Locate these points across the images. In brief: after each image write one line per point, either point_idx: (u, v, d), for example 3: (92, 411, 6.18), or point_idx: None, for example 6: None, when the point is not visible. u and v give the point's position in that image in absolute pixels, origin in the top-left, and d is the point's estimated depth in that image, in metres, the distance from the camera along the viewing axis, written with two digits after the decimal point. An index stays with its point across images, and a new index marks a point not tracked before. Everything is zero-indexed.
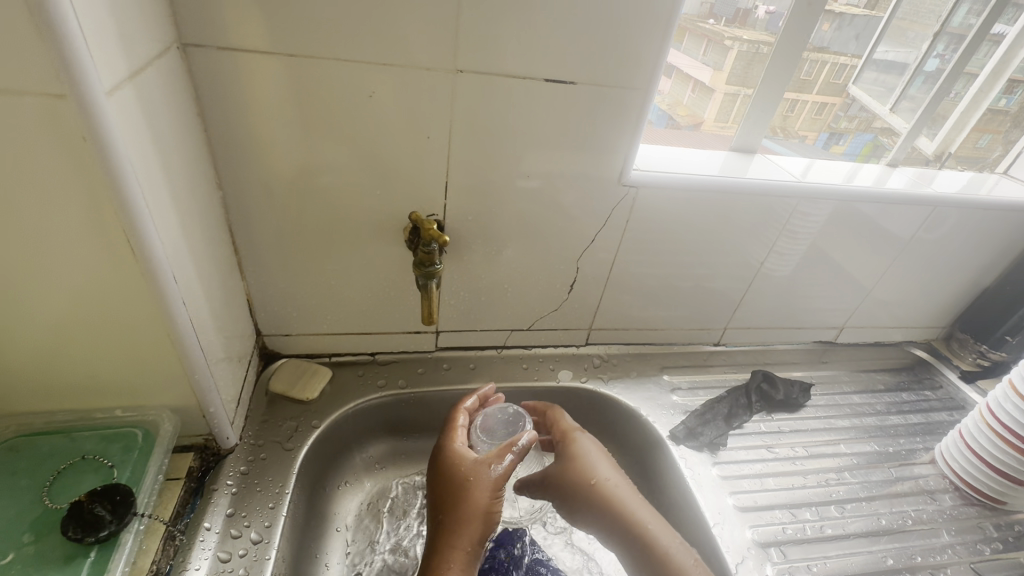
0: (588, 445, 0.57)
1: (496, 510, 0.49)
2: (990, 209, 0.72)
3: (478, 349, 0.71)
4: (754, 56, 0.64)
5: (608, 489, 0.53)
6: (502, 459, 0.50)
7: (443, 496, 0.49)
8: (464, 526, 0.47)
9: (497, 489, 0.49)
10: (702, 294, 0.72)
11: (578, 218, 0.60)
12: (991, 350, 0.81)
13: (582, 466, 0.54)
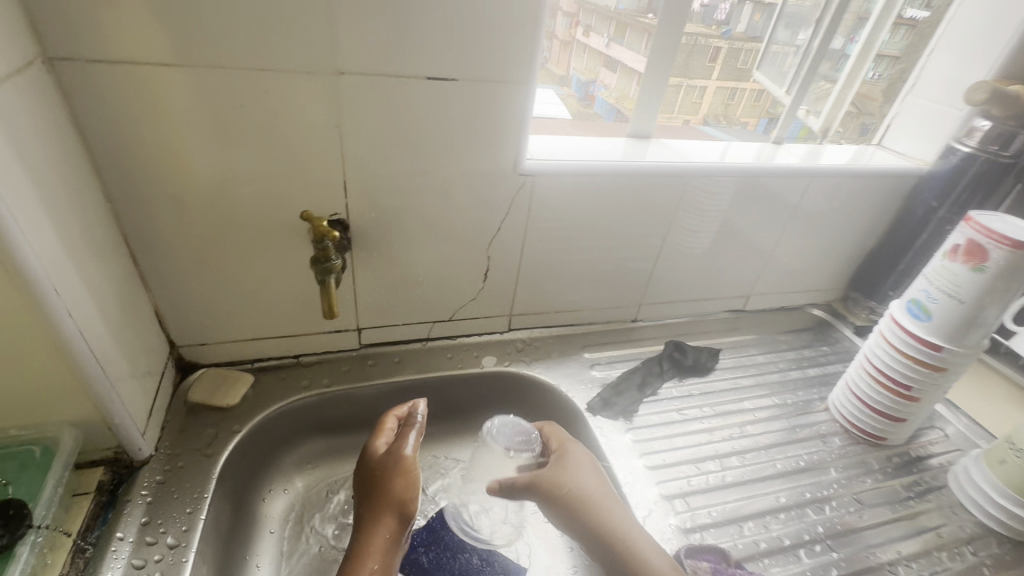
0: (580, 453, 0.58)
1: (413, 495, 0.52)
2: (866, 177, 0.79)
3: (402, 343, 0.73)
4: (693, 47, 0.73)
5: (596, 498, 0.54)
6: (408, 442, 0.54)
7: (363, 486, 0.52)
8: (385, 511, 0.50)
9: (411, 473, 0.52)
10: (614, 274, 0.76)
11: (482, 208, 0.62)
12: (879, 306, 0.89)
13: (566, 477, 0.55)
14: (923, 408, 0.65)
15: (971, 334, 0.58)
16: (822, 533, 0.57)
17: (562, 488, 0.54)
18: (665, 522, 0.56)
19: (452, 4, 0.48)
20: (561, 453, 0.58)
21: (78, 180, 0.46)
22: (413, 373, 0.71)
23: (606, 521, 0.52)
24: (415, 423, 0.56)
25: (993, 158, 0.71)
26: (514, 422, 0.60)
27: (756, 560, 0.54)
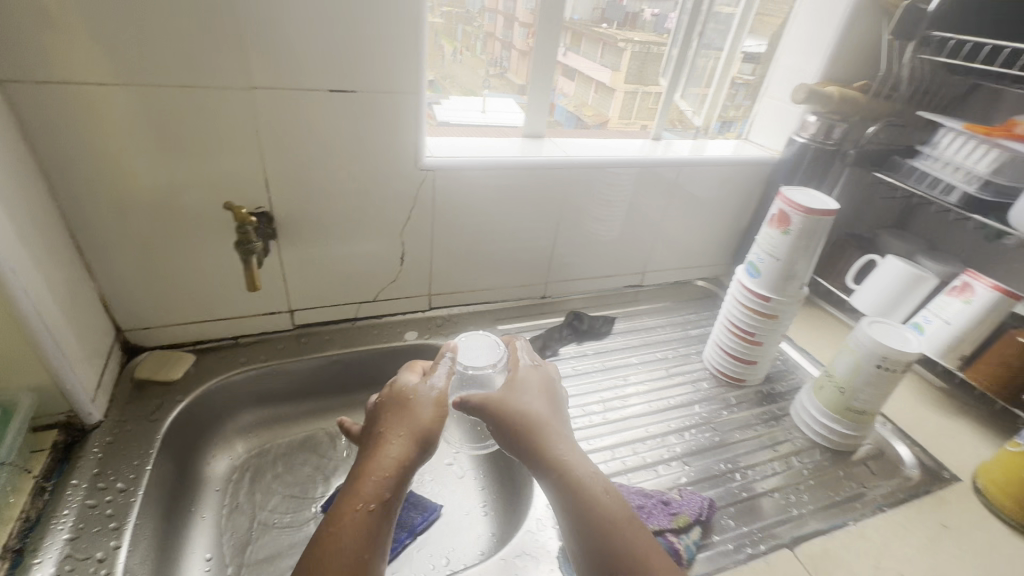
0: (540, 380, 0.62)
1: (433, 423, 0.55)
2: (731, 166, 0.93)
3: (332, 323, 0.83)
4: (647, 54, 0.94)
5: (544, 416, 0.56)
6: (436, 379, 0.59)
7: (385, 416, 0.55)
8: (405, 434, 0.53)
9: (437, 405, 0.56)
10: (518, 256, 0.88)
11: (391, 200, 0.73)
12: None
13: (538, 400, 0.58)
14: (768, 351, 0.79)
15: (789, 286, 0.72)
16: (680, 453, 0.70)
17: (517, 408, 0.57)
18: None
19: (345, 31, 0.59)
20: (518, 376, 0.61)
21: (29, 182, 0.55)
22: (342, 348, 0.81)
23: (553, 440, 0.54)
24: (444, 364, 0.61)
25: (821, 146, 0.87)
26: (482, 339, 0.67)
27: (623, 475, 0.66)
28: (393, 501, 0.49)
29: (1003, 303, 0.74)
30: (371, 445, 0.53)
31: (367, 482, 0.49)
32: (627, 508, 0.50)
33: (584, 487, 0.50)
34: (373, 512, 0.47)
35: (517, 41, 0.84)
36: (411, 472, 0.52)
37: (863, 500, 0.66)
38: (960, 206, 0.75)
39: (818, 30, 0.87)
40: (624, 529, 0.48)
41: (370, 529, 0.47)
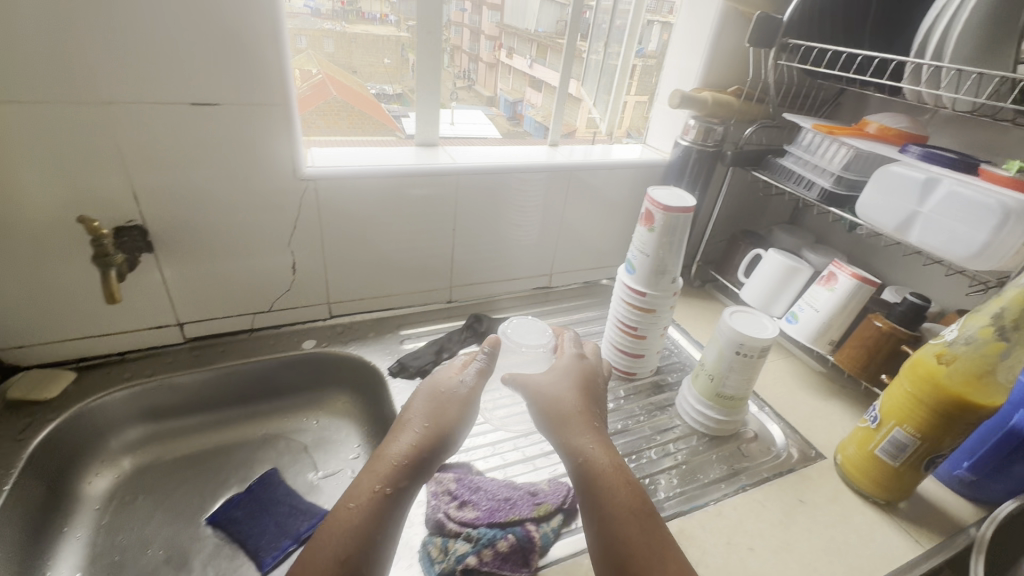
0: (581, 370, 0.64)
1: (454, 418, 0.58)
2: (624, 168, 0.98)
3: (226, 335, 0.83)
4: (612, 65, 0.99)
5: (571, 409, 0.58)
6: (470, 376, 0.62)
7: (418, 403, 0.60)
8: (430, 425, 0.58)
9: (465, 402, 0.60)
10: (415, 261, 0.90)
11: (272, 209, 0.75)
12: None
13: (574, 391, 0.61)
14: (653, 343, 0.83)
15: (661, 280, 0.75)
16: None
17: (549, 397, 0.60)
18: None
19: (200, 47, 0.61)
20: (557, 364, 0.65)
21: None
22: (236, 359, 0.81)
23: (576, 432, 0.56)
24: (477, 359, 0.64)
25: (702, 148, 0.92)
26: (536, 322, 0.74)
27: (499, 470, 0.68)
28: (406, 487, 0.53)
29: (861, 289, 0.79)
30: (397, 431, 0.58)
31: (387, 466, 0.54)
32: (640, 501, 0.51)
33: (605, 479, 0.52)
34: (383, 494, 0.52)
35: (482, 54, 0.97)
36: (427, 462, 0.56)
37: (729, 481, 0.69)
38: (820, 200, 0.80)
39: (694, 39, 0.92)
40: (631, 525, 0.49)
41: (379, 508, 0.51)
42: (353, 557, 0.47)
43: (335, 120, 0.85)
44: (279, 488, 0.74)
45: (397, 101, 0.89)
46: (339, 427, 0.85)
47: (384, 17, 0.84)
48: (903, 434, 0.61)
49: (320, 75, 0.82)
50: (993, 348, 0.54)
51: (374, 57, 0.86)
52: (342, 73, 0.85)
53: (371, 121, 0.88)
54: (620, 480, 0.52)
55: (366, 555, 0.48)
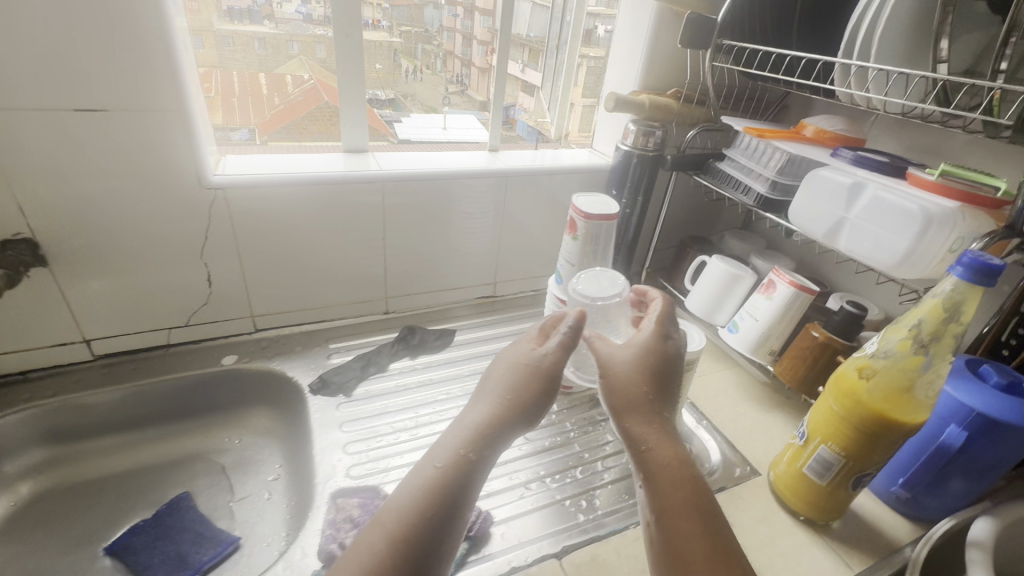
0: (655, 350, 0.54)
1: (539, 389, 0.52)
2: (564, 174, 0.95)
3: (141, 351, 0.79)
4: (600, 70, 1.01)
5: (640, 394, 0.52)
6: (552, 343, 0.55)
7: (504, 368, 0.55)
8: (510, 398, 0.52)
9: (548, 373, 0.53)
10: (344, 271, 0.87)
11: (180, 219, 0.71)
12: None
13: (644, 368, 0.53)
14: None
15: None
16: None
17: (615, 376, 0.53)
18: (339, 468, 0.66)
19: (81, 49, 0.58)
20: (636, 338, 0.56)
21: None
22: (149, 377, 0.77)
23: (638, 422, 0.51)
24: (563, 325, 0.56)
25: (642, 153, 0.88)
26: (613, 276, 0.66)
27: None
28: (488, 457, 0.48)
29: (799, 297, 0.77)
30: (477, 400, 0.53)
31: (467, 433, 0.48)
32: (703, 501, 0.47)
33: (665, 476, 0.48)
34: (467, 461, 0.46)
35: (474, 58, 1.00)
36: (507, 434, 0.50)
37: None
38: (756, 206, 0.77)
39: (632, 41, 0.90)
40: (698, 529, 0.45)
41: (456, 478, 0.45)
42: (427, 527, 0.43)
43: (326, 126, 0.88)
44: (188, 514, 0.71)
45: (389, 105, 0.95)
46: (262, 446, 0.81)
47: (377, 23, 0.86)
48: (829, 452, 0.58)
49: (313, 80, 0.85)
50: (912, 361, 0.52)
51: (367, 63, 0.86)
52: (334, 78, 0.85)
53: (364, 127, 0.90)
54: (681, 480, 0.48)
55: (441, 527, 0.43)
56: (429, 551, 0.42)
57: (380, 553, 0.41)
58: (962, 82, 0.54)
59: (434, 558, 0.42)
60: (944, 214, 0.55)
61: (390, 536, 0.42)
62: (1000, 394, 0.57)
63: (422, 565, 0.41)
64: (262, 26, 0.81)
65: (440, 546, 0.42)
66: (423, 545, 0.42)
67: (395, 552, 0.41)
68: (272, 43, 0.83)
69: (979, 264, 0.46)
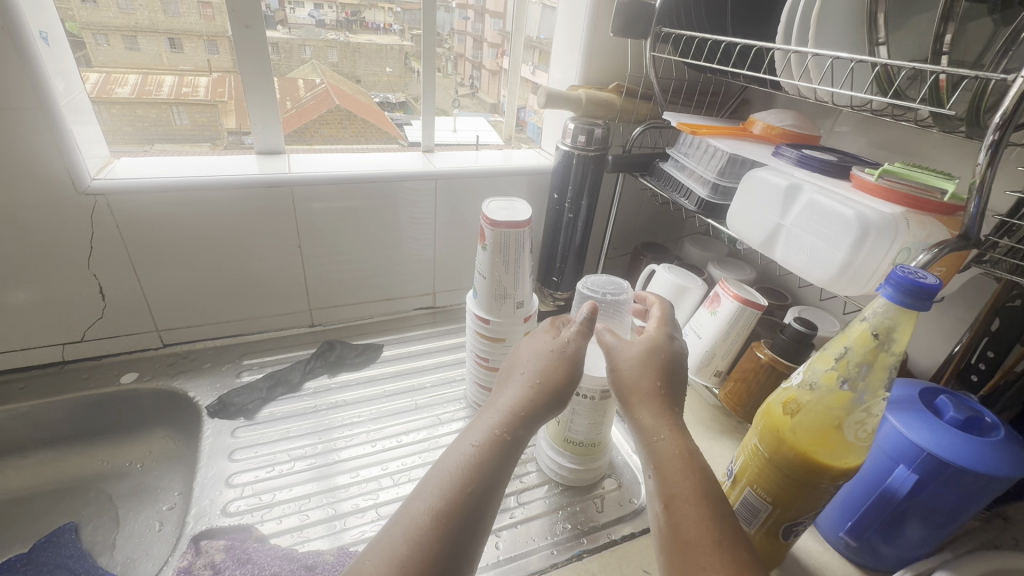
0: (662, 349, 0.50)
1: (565, 374, 0.47)
2: (503, 176, 0.88)
3: (32, 369, 0.74)
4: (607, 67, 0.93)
5: (651, 389, 0.47)
6: (570, 329, 0.50)
7: (523, 356, 0.50)
8: (537, 380, 0.47)
9: (570, 357, 0.48)
10: (259, 283, 0.81)
11: (60, 226, 0.66)
12: (555, 292, 0.94)
13: (655, 361, 0.49)
14: None
15: (504, 304, 0.65)
16: (380, 499, 0.62)
17: (624, 367, 0.49)
18: (219, 502, 0.60)
19: None
20: (646, 336, 0.51)
21: None
22: (35, 397, 0.71)
23: (647, 412, 0.46)
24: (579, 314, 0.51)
25: (583, 154, 0.79)
26: (609, 279, 0.62)
27: (292, 532, 0.57)
28: (524, 440, 0.44)
29: (745, 313, 0.69)
30: (502, 384, 0.49)
31: (501, 412, 0.45)
32: (714, 490, 0.42)
33: (676, 465, 0.43)
34: (502, 440, 0.43)
35: (486, 61, 0.98)
36: (541, 418, 0.46)
37: (567, 544, 0.60)
38: (697, 210, 0.69)
39: (572, 34, 0.83)
40: (708, 518, 0.40)
41: (494, 457, 0.42)
42: (462, 505, 0.39)
43: (337, 129, 0.88)
44: (64, 549, 0.65)
45: (401, 109, 0.93)
46: (164, 471, 0.75)
47: (388, 27, 0.87)
48: (754, 496, 0.50)
49: (325, 84, 0.85)
50: (837, 397, 0.45)
51: (378, 66, 0.90)
52: (344, 82, 0.88)
53: (374, 129, 0.91)
54: (699, 469, 0.43)
55: (478, 507, 0.40)
56: (467, 530, 0.38)
57: (417, 529, 0.38)
58: (901, 65, 0.45)
59: (472, 538, 0.39)
60: (884, 222, 0.47)
61: (431, 512, 0.38)
62: (955, 432, 0.49)
63: (461, 545, 0.38)
64: (276, 30, 0.76)
65: (476, 526, 0.39)
66: (463, 523, 0.38)
67: (438, 527, 0.38)
68: (285, 47, 0.78)
69: (909, 283, 0.39)
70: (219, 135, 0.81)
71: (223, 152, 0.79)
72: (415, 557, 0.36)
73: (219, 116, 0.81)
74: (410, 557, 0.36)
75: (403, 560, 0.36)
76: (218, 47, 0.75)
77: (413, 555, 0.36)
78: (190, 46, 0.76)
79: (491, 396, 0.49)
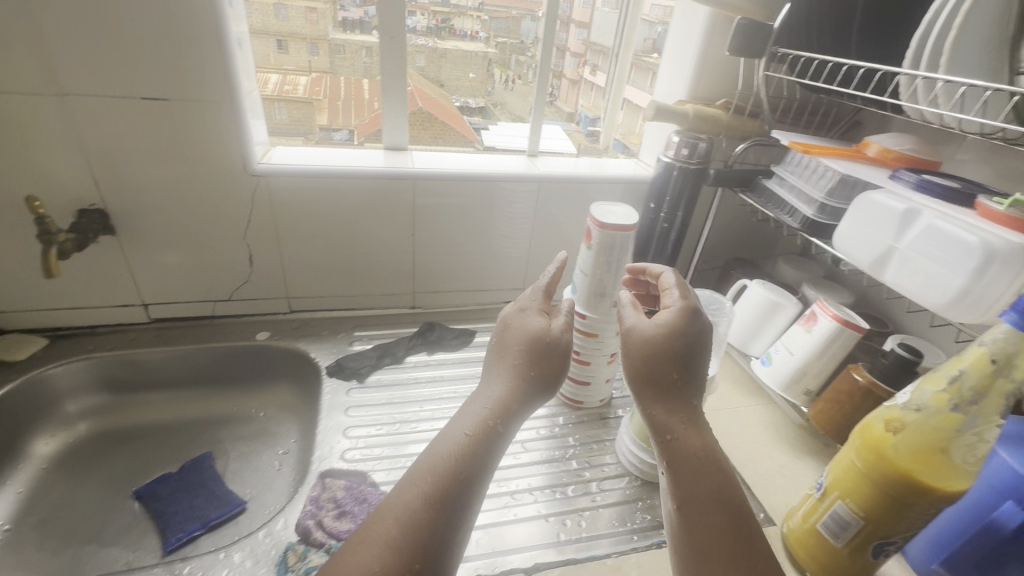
0: (683, 329, 0.50)
1: (553, 365, 0.54)
2: (602, 183, 0.92)
3: (190, 320, 0.87)
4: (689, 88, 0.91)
5: (666, 379, 0.49)
6: (559, 322, 0.57)
7: (514, 343, 0.55)
8: (524, 366, 0.53)
9: (554, 343, 0.54)
10: (377, 266, 0.90)
11: (228, 201, 0.77)
12: None
13: (672, 346, 0.49)
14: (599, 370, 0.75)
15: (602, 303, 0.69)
16: None
17: (638, 348, 0.50)
18: (337, 449, 0.69)
19: (151, 47, 0.65)
20: (664, 316, 0.51)
21: None
22: (191, 343, 0.84)
23: (665, 405, 0.49)
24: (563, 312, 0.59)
25: (684, 166, 0.82)
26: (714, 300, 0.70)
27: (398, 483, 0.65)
28: (512, 426, 0.50)
29: (844, 333, 0.68)
30: (493, 366, 0.55)
31: (491, 402, 0.50)
32: (724, 494, 0.46)
33: (689, 464, 0.47)
34: (493, 426, 0.49)
35: (567, 70, 0.96)
36: (525, 405, 0.52)
37: (645, 533, 0.63)
38: (801, 229, 0.70)
39: (684, 54, 0.86)
40: (719, 524, 0.44)
41: (484, 442, 0.48)
42: (456, 487, 0.45)
43: (418, 131, 0.93)
44: (206, 473, 0.77)
45: (479, 114, 0.98)
46: (283, 419, 0.86)
47: (474, 34, 0.94)
48: (846, 510, 0.51)
49: (410, 87, 0.89)
50: (947, 419, 0.45)
51: (461, 72, 0.96)
52: (428, 86, 0.92)
53: (451, 133, 0.95)
54: (705, 467, 0.47)
55: (470, 489, 0.45)
56: (462, 510, 0.44)
57: (411, 511, 0.43)
58: None
59: (467, 515, 0.45)
60: (1010, 251, 0.47)
61: (423, 497, 0.43)
62: None
63: (455, 522, 0.44)
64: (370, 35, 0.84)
65: (469, 505, 0.45)
66: (458, 504, 0.44)
67: (431, 509, 0.43)
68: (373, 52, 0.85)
69: None
70: (310, 130, 0.90)
71: (314, 145, 0.88)
72: (411, 535, 0.41)
73: (314, 113, 0.90)
74: (405, 536, 0.41)
75: (401, 538, 0.41)
76: (319, 49, 0.87)
77: (410, 533, 0.41)
78: (294, 48, 0.86)
79: (481, 380, 0.55)
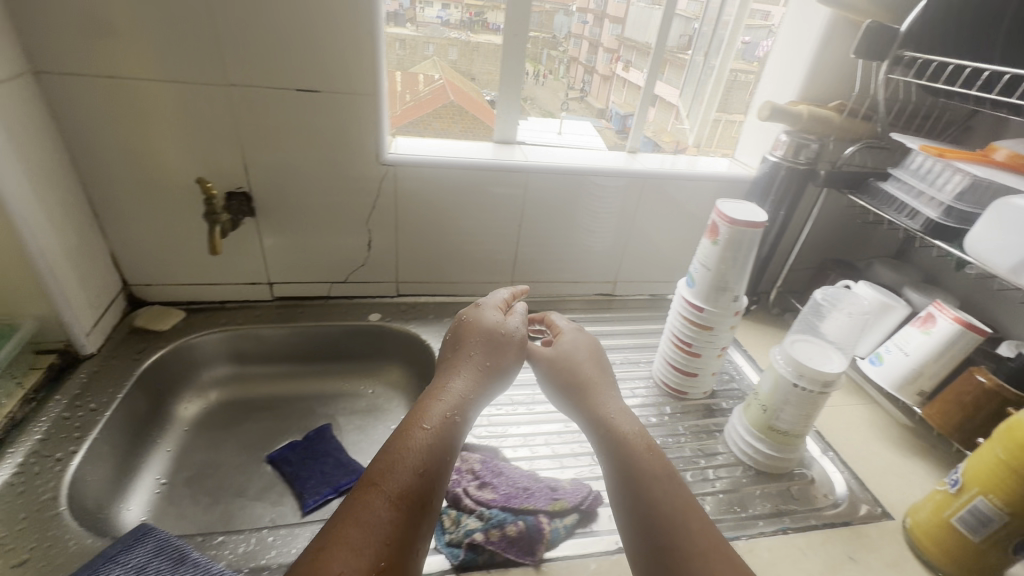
0: (591, 345, 0.69)
1: (504, 362, 0.62)
2: (703, 180, 0.94)
3: (309, 299, 0.93)
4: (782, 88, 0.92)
5: (587, 377, 0.63)
6: (516, 322, 0.67)
7: (467, 343, 0.62)
8: (483, 365, 0.60)
9: (509, 342, 0.64)
10: (482, 254, 0.94)
11: (357, 187, 0.82)
12: None
13: (590, 352, 0.67)
14: (708, 363, 0.78)
15: (722, 297, 0.72)
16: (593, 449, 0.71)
17: (559, 356, 0.66)
18: None
19: (306, 41, 0.69)
20: (570, 337, 0.69)
21: (53, 162, 0.70)
22: (311, 321, 0.90)
23: (595, 396, 0.61)
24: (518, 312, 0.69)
25: (792, 165, 0.84)
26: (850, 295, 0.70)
27: (525, 459, 0.69)
28: (465, 421, 0.54)
29: (965, 336, 0.69)
30: (449, 366, 0.60)
31: (453, 399, 0.55)
32: (660, 468, 0.52)
33: (631, 441, 0.55)
34: (453, 418, 0.53)
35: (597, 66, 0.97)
36: (478, 401, 0.57)
37: (769, 519, 0.65)
38: (923, 231, 0.71)
39: (796, 56, 0.87)
40: (669, 494, 0.50)
41: (444, 434, 0.51)
42: (421, 478, 0.47)
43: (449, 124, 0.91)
44: (330, 442, 0.82)
45: None
46: (392, 396, 0.91)
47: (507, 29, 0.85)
48: (989, 505, 0.52)
49: (443, 81, 0.90)
50: None
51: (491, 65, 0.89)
52: (458, 79, 0.91)
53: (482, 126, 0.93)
54: (641, 446, 0.54)
55: (432, 480, 0.48)
56: (431, 500, 0.47)
57: (382, 504, 0.44)
58: None
59: (433, 505, 0.47)
60: None
61: (394, 490, 0.45)
62: None
63: (423, 511, 0.46)
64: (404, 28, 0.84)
65: (435, 496, 0.47)
66: (427, 494, 0.47)
67: (400, 499, 0.45)
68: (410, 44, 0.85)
69: None
70: None
71: None
72: (382, 527, 0.43)
73: None
74: (381, 528, 0.43)
75: (377, 530, 0.42)
76: None
77: (383, 525, 0.43)
78: None
79: (436, 379, 0.59)
